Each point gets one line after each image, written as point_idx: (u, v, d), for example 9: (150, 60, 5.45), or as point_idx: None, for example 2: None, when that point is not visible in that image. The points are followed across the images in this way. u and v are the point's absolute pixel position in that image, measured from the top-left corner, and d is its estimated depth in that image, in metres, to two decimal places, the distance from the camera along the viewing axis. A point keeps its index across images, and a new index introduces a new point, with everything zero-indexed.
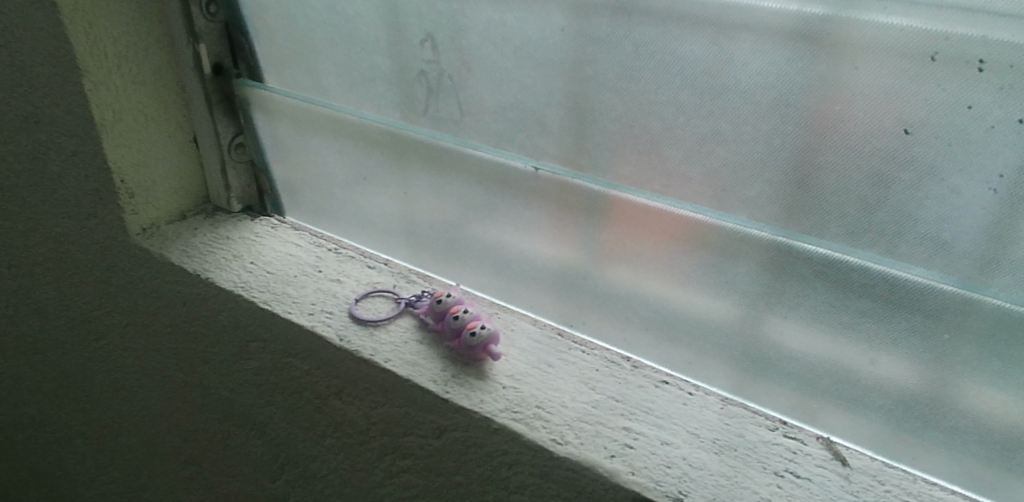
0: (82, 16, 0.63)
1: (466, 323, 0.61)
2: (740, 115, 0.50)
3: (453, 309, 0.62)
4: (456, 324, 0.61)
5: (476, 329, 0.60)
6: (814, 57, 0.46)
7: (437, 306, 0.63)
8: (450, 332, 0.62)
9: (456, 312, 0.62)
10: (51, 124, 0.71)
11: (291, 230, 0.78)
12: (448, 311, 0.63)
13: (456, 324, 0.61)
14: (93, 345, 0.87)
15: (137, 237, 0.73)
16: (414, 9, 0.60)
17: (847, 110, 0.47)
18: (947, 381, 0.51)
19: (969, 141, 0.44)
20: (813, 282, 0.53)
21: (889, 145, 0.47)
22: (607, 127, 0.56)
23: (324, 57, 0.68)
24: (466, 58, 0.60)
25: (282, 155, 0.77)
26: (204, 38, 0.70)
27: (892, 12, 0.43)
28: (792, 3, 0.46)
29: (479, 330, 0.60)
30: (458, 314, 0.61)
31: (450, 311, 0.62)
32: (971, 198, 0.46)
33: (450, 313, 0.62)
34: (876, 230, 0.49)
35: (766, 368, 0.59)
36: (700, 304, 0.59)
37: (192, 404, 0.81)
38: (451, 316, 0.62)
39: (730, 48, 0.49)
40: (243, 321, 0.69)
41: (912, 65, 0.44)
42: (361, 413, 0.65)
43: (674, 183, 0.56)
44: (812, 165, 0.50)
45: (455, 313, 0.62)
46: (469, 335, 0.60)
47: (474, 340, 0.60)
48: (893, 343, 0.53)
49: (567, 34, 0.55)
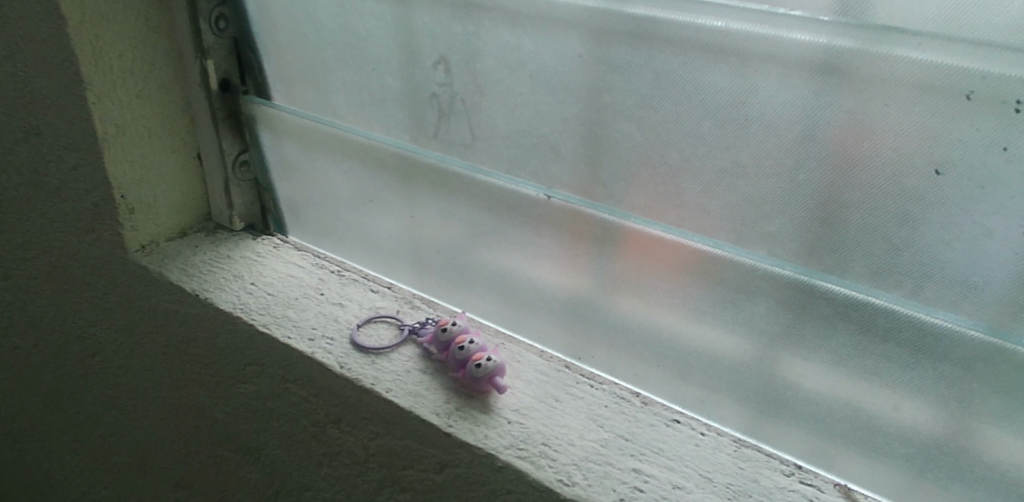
0: (89, 29, 0.62)
1: (468, 357, 0.59)
2: (763, 148, 0.49)
3: (456, 340, 0.60)
4: (457, 357, 0.59)
5: (476, 363, 0.58)
6: (842, 92, 0.45)
7: (440, 335, 0.61)
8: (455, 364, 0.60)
9: (458, 343, 0.59)
10: (52, 137, 0.69)
11: (293, 251, 0.76)
12: (451, 343, 0.60)
13: (459, 357, 0.59)
14: (86, 362, 0.84)
15: (136, 254, 0.71)
16: (428, 31, 0.59)
17: (876, 148, 0.45)
18: (974, 430, 0.49)
19: (1003, 183, 0.43)
20: (834, 323, 0.51)
21: (919, 185, 0.45)
22: (622, 156, 0.55)
23: (334, 76, 0.66)
24: (479, 82, 0.59)
25: (287, 174, 0.75)
26: (212, 53, 0.68)
27: (927, 48, 0.42)
28: (820, 36, 0.44)
29: (479, 363, 0.58)
30: (463, 344, 0.59)
31: (453, 343, 0.60)
32: (1005, 242, 0.44)
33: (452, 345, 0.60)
34: (903, 271, 0.48)
35: (782, 410, 0.57)
36: (714, 340, 0.57)
37: (185, 425, 0.78)
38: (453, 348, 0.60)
39: (754, 79, 0.47)
40: (241, 344, 0.67)
41: (945, 103, 0.42)
42: (360, 443, 0.62)
43: (691, 216, 0.54)
44: (837, 203, 0.48)
45: (457, 345, 0.59)
46: (470, 371, 0.58)
47: (474, 376, 0.58)
48: (918, 390, 0.50)
49: (585, 60, 0.53)
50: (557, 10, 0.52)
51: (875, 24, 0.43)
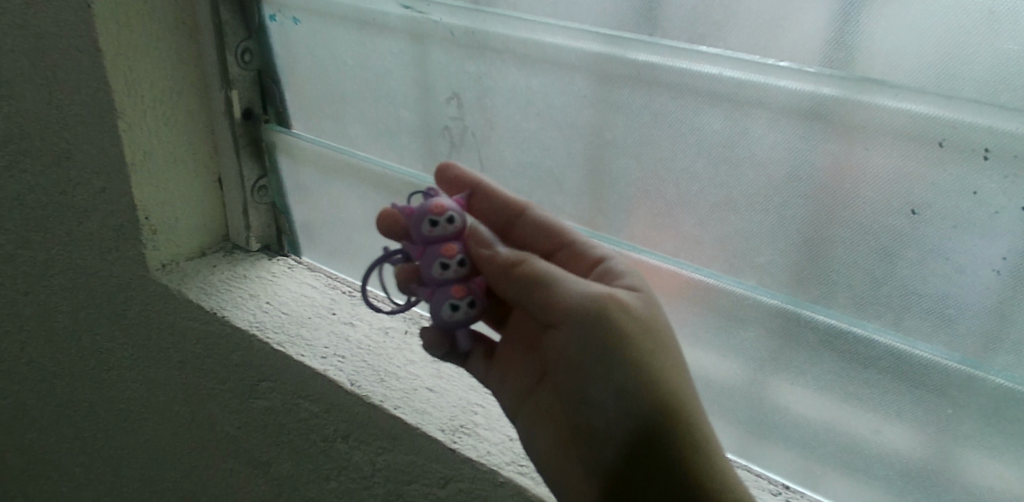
0: (124, 61, 0.66)
1: (453, 291, 0.51)
2: (753, 186, 0.52)
3: (440, 252, 0.50)
4: (439, 283, 0.51)
5: (463, 306, 0.51)
6: (826, 136, 0.49)
7: (422, 231, 0.50)
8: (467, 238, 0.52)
9: (442, 263, 0.50)
10: (82, 161, 0.73)
11: (306, 271, 0.79)
12: (455, 233, 0.51)
13: (469, 267, 0.51)
14: (102, 375, 0.87)
15: (157, 272, 0.75)
16: (442, 69, 0.63)
17: (857, 188, 0.49)
18: (951, 454, 0.52)
19: (973, 222, 0.46)
20: (818, 350, 0.54)
21: (898, 224, 0.48)
22: (623, 190, 0.59)
23: (352, 108, 0.71)
24: (490, 117, 0.63)
25: (302, 198, 0.79)
26: (237, 85, 0.72)
27: (905, 98, 0.45)
28: (807, 84, 0.48)
29: (468, 306, 0.52)
30: (447, 262, 0.50)
31: (452, 239, 0.51)
32: (976, 277, 0.47)
33: (431, 271, 0.51)
34: (882, 303, 0.51)
35: (771, 430, 0.60)
36: (708, 364, 0.61)
37: (197, 439, 0.81)
38: (440, 271, 0.51)
39: (746, 123, 0.51)
40: (256, 360, 0.71)
41: (920, 149, 0.46)
42: (367, 458, 0.65)
43: (686, 246, 0.58)
44: (822, 238, 0.51)
45: (437, 266, 0.50)
46: (445, 320, 0.52)
47: (454, 324, 0.52)
48: (897, 416, 0.53)
49: (589, 100, 0.57)
50: (563, 53, 0.56)
51: (857, 76, 0.46)
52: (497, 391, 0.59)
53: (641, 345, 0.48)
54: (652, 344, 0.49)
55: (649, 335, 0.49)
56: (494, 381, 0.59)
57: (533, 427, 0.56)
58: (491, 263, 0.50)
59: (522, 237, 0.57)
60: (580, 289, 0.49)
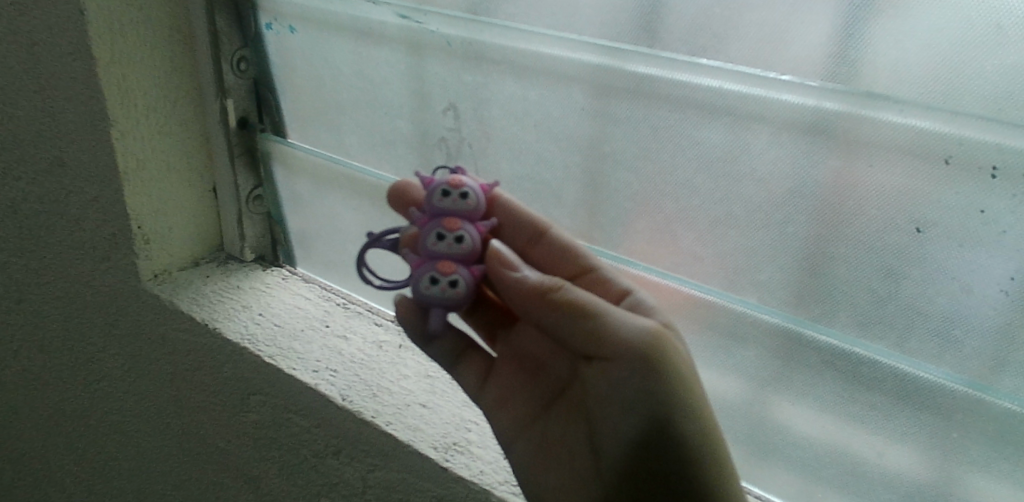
0: (118, 69, 0.65)
1: (439, 265, 0.49)
2: (754, 201, 0.51)
3: (442, 224, 0.49)
4: (429, 255, 0.49)
5: (443, 283, 0.48)
6: (828, 151, 0.47)
7: (433, 200, 0.50)
8: (480, 223, 0.51)
9: (438, 233, 0.49)
10: (75, 169, 0.72)
11: (300, 282, 0.78)
12: (464, 213, 0.50)
13: (466, 248, 0.49)
14: (93, 386, 0.86)
15: (149, 283, 0.74)
16: (439, 79, 0.62)
17: (860, 205, 0.48)
18: (956, 479, 0.51)
19: (979, 242, 0.45)
20: (820, 370, 0.53)
21: (902, 242, 0.47)
22: (622, 203, 0.57)
23: (348, 118, 0.70)
24: (486, 128, 0.62)
25: (298, 208, 0.78)
26: (233, 93, 0.72)
27: (909, 114, 0.44)
28: (809, 98, 0.47)
29: (449, 285, 0.48)
30: (443, 234, 0.49)
31: (460, 216, 0.50)
32: (982, 297, 0.46)
33: (425, 239, 0.49)
34: (887, 323, 0.50)
35: (771, 450, 0.59)
36: (706, 382, 0.60)
37: (187, 452, 0.80)
38: (432, 241, 0.49)
39: (746, 137, 0.50)
40: (247, 373, 0.69)
41: (925, 166, 0.45)
42: (358, 475, 0.64)
43: (685, 261, 0.56)
44: (824, 256, 0.50)
45: (432, 235, 0.49)
46: (422, 294, 0.49)
47: (431, 302, 0.49)
48: (900, 440, 0.52)
49: (587, 112, 0.56)
50: (561, 64, 0.55)
51: (861, 90, 0.45)
52: (492, 412, 0.57)
53: (685, 383, 0.47)
54: (695, 380, 0.48)
55: (690, 371, 0.48)
56: (490, 400, 0.57)
57: (538, 451, 0.54)
58: (521, 288, 0.47)
59: (540, 256, 0.55)
60: (628, 325, 0.47)
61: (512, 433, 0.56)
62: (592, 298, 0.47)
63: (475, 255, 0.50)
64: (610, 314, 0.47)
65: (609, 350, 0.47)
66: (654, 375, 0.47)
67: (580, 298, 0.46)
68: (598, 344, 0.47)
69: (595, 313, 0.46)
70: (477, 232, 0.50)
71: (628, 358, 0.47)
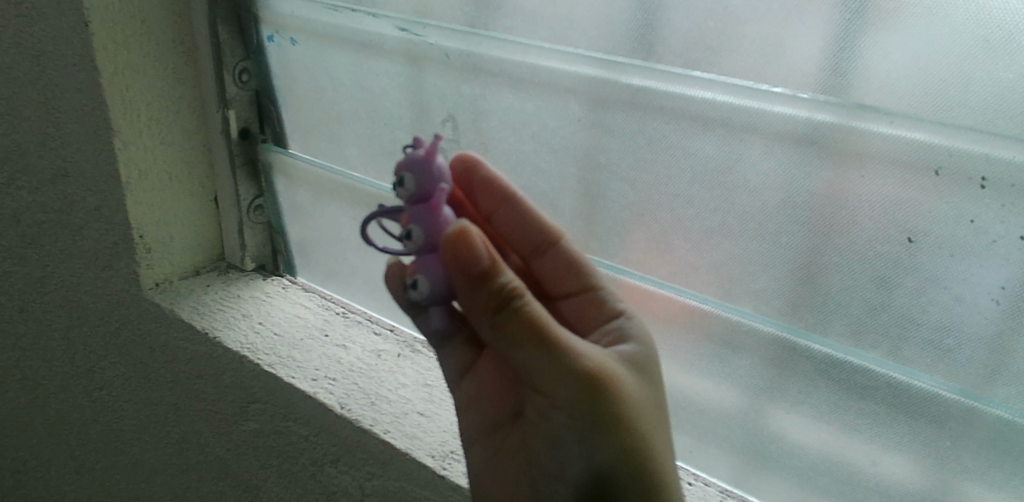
0: (121, 80, 0.66)
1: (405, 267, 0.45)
2: (748, 212, 0.52)
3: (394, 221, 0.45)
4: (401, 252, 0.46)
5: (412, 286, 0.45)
6: (819, 163, 0.48)
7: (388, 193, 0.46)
8: (433, 200, 0.44)
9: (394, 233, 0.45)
10: (79, 179, 0.73)
11: (301, 292, 0.79)
12: (413, 198, 0.44)
13: (419, 240, 0.44)
14: (94, 394, 0.87)
15: (150, 291, 0.75)
16: (438, 90, 0.63)
17: (852, 216, 0.48)
18: (951, 487, 0.51)
19: (969, 251, 0.45)
20: (815, 379, 0.54)
21: (895, 252, 0.48)
22: (618, 213, 0.58)
23: (348, 128, 0.70)
24: (484, 139, 0.63)
25: (298, 218, 0.79)
26: (234, 104, 0.72)
27: (900, 125, 0.45)
28: (802, 110, 0.47)
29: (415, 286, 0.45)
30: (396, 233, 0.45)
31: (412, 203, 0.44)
32: (974, 306, 0.46)
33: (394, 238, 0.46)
34: (880, 332, 0.50)
35: (768, 460, 0.59)
36: (703, 390, 0.60)
37: (187, 461, 0.80)
38: (396, 241, 0.46)
39: (740, 149, 0.51)
40: (247, 382, 0.70)
41: (915, 176, 0.45)
42: (356, 483, 0.64)
43: (681, 271, 0.57)
44: (817, 267, 0.51)
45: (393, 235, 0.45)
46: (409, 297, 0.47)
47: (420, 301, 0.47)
48: (895, 448, 0.52)
49: (583, 123, 0.57)
50: (557, 76, 0.56)
51: (852, 102, 0.46)
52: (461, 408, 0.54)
53: (629, 424, 0.45)
54: (642, 416, 0.47)
55: (637, 409, 0.46)
56: (464, 394, 0.53)
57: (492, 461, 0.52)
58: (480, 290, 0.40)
59: (541, 266, 0.54)
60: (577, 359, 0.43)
61: (473, 435, 0.53)
62: (547, 318, 0.42)
63: (432, 245, 0.44)
64: (566, 341, 0.42)
65: (550, 380, 0.42)
66: (595, 413, 0.44)
67: (534, 318, 0.41)
68: (546, 373, 0.42)
69: (550, 337, 0.41)
70: (429, 215, 0.44)
71: (571, 393, 0.43)
